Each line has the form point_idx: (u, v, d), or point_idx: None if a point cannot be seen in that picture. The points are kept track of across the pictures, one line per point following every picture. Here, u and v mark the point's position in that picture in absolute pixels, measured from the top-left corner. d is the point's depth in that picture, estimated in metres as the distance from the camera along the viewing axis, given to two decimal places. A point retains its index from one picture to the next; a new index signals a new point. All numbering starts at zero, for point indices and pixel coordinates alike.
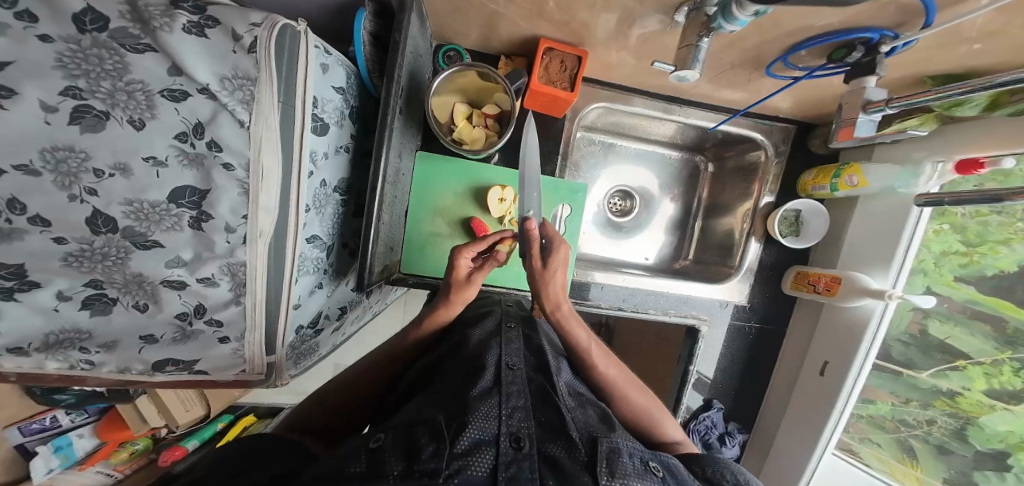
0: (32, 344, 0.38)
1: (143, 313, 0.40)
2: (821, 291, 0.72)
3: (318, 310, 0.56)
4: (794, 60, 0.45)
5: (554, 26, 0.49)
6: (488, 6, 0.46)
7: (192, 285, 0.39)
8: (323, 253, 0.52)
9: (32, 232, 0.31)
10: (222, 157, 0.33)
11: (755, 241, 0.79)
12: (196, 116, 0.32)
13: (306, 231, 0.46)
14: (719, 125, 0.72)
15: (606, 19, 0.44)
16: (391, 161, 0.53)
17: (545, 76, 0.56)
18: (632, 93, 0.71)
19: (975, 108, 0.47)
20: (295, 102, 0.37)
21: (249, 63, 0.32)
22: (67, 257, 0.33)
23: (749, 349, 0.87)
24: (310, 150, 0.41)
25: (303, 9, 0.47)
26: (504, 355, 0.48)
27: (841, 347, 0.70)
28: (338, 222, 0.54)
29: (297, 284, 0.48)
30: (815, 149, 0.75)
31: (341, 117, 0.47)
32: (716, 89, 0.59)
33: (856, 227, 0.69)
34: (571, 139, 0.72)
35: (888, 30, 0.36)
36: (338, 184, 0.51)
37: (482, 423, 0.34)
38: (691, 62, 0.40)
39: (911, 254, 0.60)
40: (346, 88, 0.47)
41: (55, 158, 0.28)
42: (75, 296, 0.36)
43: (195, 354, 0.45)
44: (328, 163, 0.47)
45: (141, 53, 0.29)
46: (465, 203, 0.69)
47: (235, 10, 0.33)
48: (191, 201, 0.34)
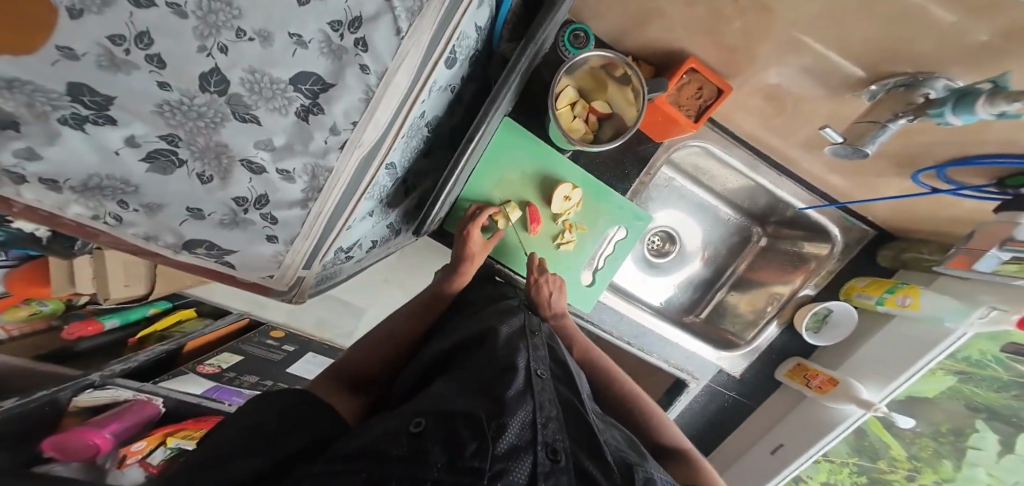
0: (70, 183, 0.30)
1: (203, 185, 0.36)
2: (813, 386, 0.75)
3: (359, 238, 0.54)
4: (951, 172, 0.45)
5: (716, 47, 0.47)
6: (658, 2, 0.43)
7: (270, 174, 0.36)
8: (389, 183, 0.50)
9: (141, 71, 0.25)
10: (362, 59, 0.31)
11: (775, 325, 0.81)
12: (359, 9, 0.29)
13: (389, 159, 0.44)
14: (810, 208, 0.72)
15: (785, 66, 0.42)
16: (490, 123, 0.51)
17: (674, 96, 0.55)
18: (736, 142, 0.70)
19: None
20: (445, 28, 0.35)
21: None
22: (162, 105, 0.28)
23: (718, 413, 0.90)
24: (434, 81, 0.40)
25: None
26: (532, 360, 0.46)
27: (803, 436, 0.77)
28: (413, 158, 0.52)
29: (360, 204, 0.46)
30: (882, 259, 0.74)
31: (465, 56, 0.45)
32: (826, 172, 0.60)
33: (876, 341, 0.72)
34: (654, 167, 0.71)
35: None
36: (431, 121, 0.49)
37: (520, 428, 0.33)
38: (868, 140, 0.43)
39: (917, 375, 0.65)
40: (481, 29, 0.44)
41: (208, 6, 0.24)
42: (144, 146, 0.30)
43: (238, 243, 0.42)
44: (435, 98, 0.44)
45: None
46: (529, 187, 0.66)
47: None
48: (310, 90, 0.32)
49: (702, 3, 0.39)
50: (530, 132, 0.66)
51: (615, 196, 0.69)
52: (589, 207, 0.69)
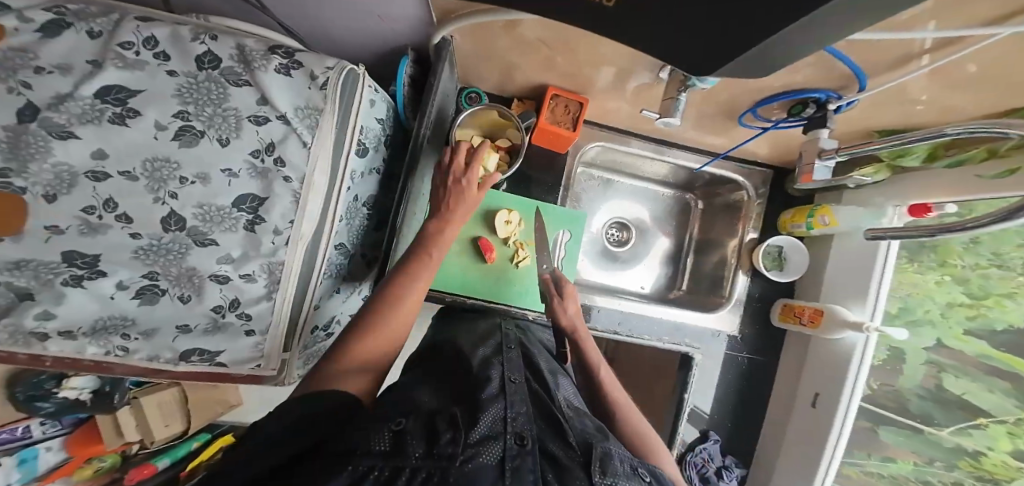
0: (81, 329, 0.40)
1: (184, 305, 0.43)
2: (806, 322, 0.74)
3: (332, 314, 0.60)
4: (762, 112, 0.54)
5: (561, 77, 0.62)
6: (507, 58, 0.59)
7: (234, 280, 0.43)
8: (345, 260, 0.57)
9: (115, 228, 0.36)
10: (283, 172, 0.40)
11: (743, 275, 0.84)
12: (270, 136, 0.38)
13: (335, 239, 0.52)
14: (704, 165, 0.82)
15: (610, 72, 0.55)
16: (415, 185, 0.59)
17: (551, 116, 0.68)
18: (628, 135, 0.83)
19: (915, 158, 0.56)
20: (347, 129, 0.44)
21: (319, 97, 0.40)
22: (138, 250, 0.38)
23: (743, 381, 0.86)
24: (352, 169, 0.48)
25: (361, 55, 0.60)
26: (506, 371, 0.50)
27: (829, 377, 0.70)
28: (361, 234, 0.60)
29: (319, 287, 0.52)
30: (791, 191, 0.83)
31: (378, 144, 0.54)
32: (700, 136, 0.72)
33: (835, 261, 0.74)
34: (572, 173, 0.81)
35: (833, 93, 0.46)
36: (367, 199, 0.57)
37: (491, 422, 0.36)
38: (673, 111, 0.52)
39: (885, 282, 0.64)
40: (385, 120, 0.55)
41: (153, 167, 0.35)
42: (132, 286, 0.39)
43: (221, 345, 0.47)
44: (362, 181, 0.53)
45: (241, 87, 0.37)
46: (475, 224, 0.74)
47: (314, 57, 0.41)
48: (250, 206, 0.40)
49: (534, 53, 0.55)
50: None
51: (551, 207, 0.77)
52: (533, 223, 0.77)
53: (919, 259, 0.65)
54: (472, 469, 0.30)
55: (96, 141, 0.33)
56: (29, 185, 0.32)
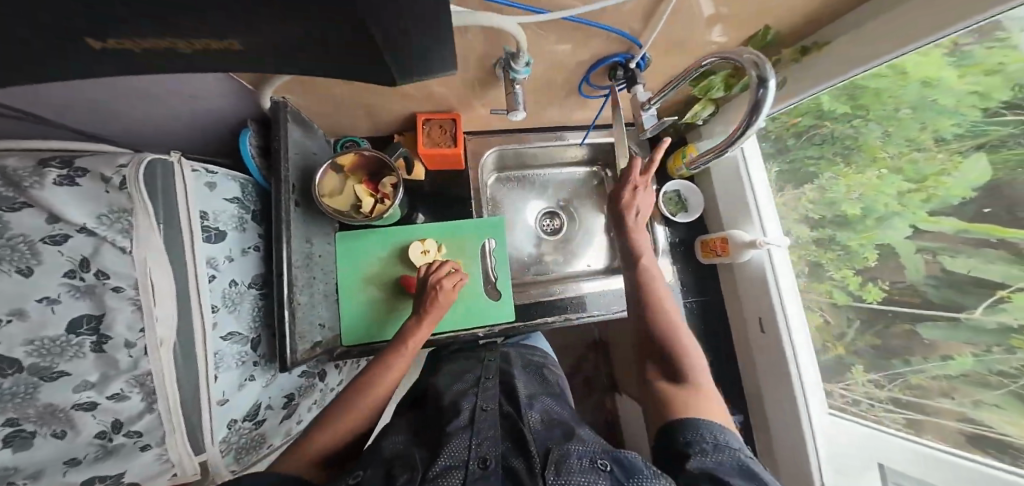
0: None
1: (62, 440, 0.37)
2: (720, 253, 0.74)
3: (254, 402, 0.55)
4: (592, 79, 0.63)
5: (422, 101, 0.63)
6: (363, 99, 0.60)
7: (103, 403, 0.38)
8: (245, 345, 0.53)
9: None
10: (110, 283, 0.38)
11: (659, 224, 0.81)
12: (79, 253, 0.37)
13: (218, 331, 0.48)
14: (583, 139, 0.86)
15: (459, 80, 0.57)
16: (305, 247, 0.55)
17: (429, 140, 0.69)
18: (518, 133, 0.85)
19: (720, 89, 0.61)
20: (177, 222, 0.44)
21: (122, 198, 0.39)
22: None
23: (703, 327, 0.81)
24: (207, 256, 0.47)
25: (210, 131, 0.59)
26: (480, 400, 0.53)
27: (760, 298, 0.70)
28: (257, 315, 0.56)
29: (216, 382, 0.48)
30: (668, 139, 0.85)
31: (239, 223, 0.54)
32: (567, 111, 0.76)
33: (722, 193, 0.78)
34: (478, 182, 0.81)
35: (628, 54, 0.57)
36: (252, 280, 0.56)
37: (452, 452, 0.43)
38: (515, 104, 0.56)
39: (761, 200, 0.71)
40: (241, 197, 0.55)
41: None
42: None
43: (121, 467, 0.41)
44: (233, 265, 0.52)
45: (18, 210, 0.35)
46: (393, 266, 0.69)
47: (104, 158, 0.40)
48: (90, 327, 0.37)
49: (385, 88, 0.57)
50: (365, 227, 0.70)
51: (466, 221, 0.75)
52: (452, 243, 0.74)
53: (853, 160, 0.60)
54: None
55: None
56: None
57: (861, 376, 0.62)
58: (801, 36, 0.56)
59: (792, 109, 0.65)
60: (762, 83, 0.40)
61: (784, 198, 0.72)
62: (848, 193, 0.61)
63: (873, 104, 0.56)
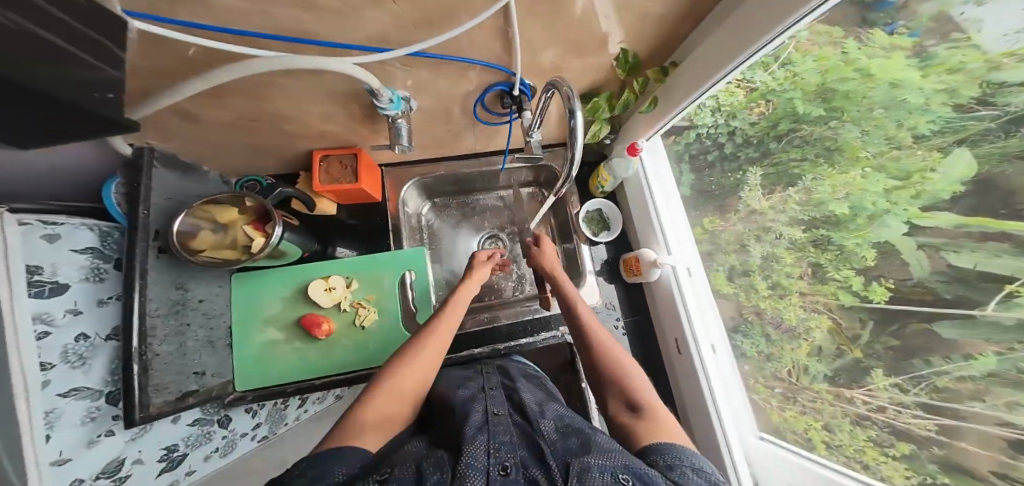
0: None
1: None
2: (634, 273, 0.77)
3: (109, 466, 0.45)
4: (489, 102, 0.64)
5: (315, 139, 0.65)
6: (250, 141, 0.62)
7: None
8: (96, 403, 0.45)
9: None
10: None
11: (584, 244, 0.81)
12: None
13: (54, 388, 0.40)
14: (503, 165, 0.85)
15: (341, 116, 0.59)
16: (164, 290, 0.51)
17: (326, 176, 0.70)
18: (436, 161, 0.85)
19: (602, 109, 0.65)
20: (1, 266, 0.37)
21: None
22: None
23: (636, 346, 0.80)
24: (35, 309, 0.40)
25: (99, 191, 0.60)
26: (489, 406, 0.52)
27: (671, 318, 0.74)
28: (115, 371, 0.49)
29: (47, 443, 0.39)
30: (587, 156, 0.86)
31: (94, 274, 0.49)
32: (474, 138, 0.77)
33: (636, 212, 0.81)
34: (396, 214, 0.82)
35: (509, 82, 0.59)
36: (110, 333, 0.49)
37: (474, 456, 0.40)
38: (398, 138, 0.59)
39: (664, 223, 0.75)
40: (97, 247, 0.50)
41: None
42: None
43: None
44: (78, 318, 0.45)
45: None
46: (296, 305, 0.70)
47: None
48: None
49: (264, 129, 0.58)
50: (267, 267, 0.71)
51: (378, 256, 0.75)
52: (362, 279, 0.73)
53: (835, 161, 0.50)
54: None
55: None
56: None
57: (882, 381, 0.46)
58: (657, 60, 0.60)
59: (770, 112, 0.58)
60: (573, 113, 0.44)
61: (772, 202, 0.60)
62: (835, 192, 0.50)
63: (848, 104, 0.47)
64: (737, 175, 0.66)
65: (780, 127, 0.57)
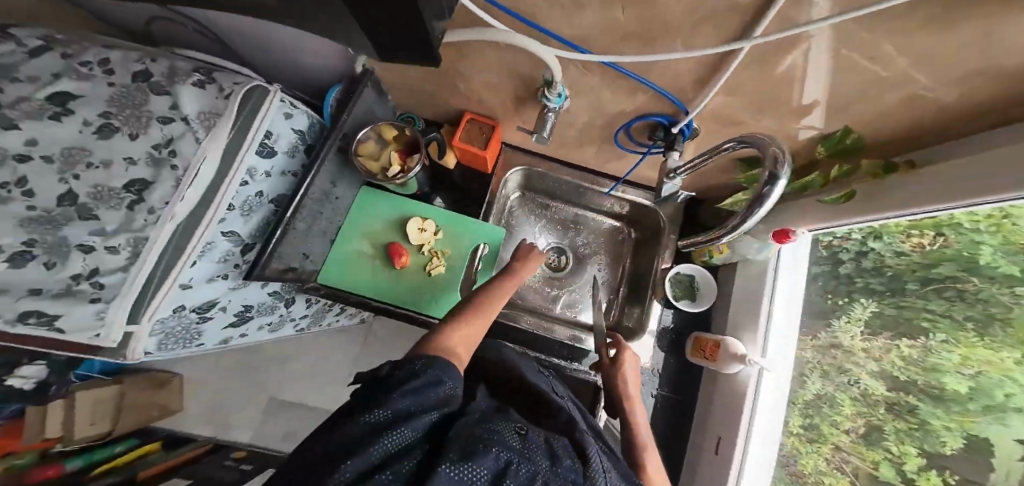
0: None
1: (47, 271, 0.45)
2: (706, 357, 0.64)
3: (214, 300, 0.58)
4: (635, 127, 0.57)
5: (470, 102, 0.73)
6: (423, 87, 0.72)
7: (98, 250, 0.46)
8: (236, 247, 0.58)
9: (12, 193, 0.46)
10: (174, 161, 0.49)
11: (658, 302, 0.76)
12: (169, 133, 0.50)
13: (224, 225, 0.54)
14: (610, 189, 0.85)
15: (505, 94, 0.66)
16: (318, 184, 0.63)
17: (465, 136, 0.76)
18: (554, 161, 0.88)
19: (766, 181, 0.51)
20: (249, 133, 0.54)
21: (219, 105, 0.52)
22: (21, 221, 0.45)
23: (665, 424, 0.72)
24: (250, 166, 0.55)
25: (309, 85, 0.80)
26: (574, 413, 0.46)
27: (727, 416, 0.60)
28: (260, 229, 0.62)
29: (190, 268, 0.51)
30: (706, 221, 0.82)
31: (292, 150, 0.63)
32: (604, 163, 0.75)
33: (736, 296, 0.68)
34: (496, 189, 0.85)
35: (673, 118, 0.52)
36: (274, 198, 0.63)
37: (592, 457, 0.34)
38: (541, 129, 0.56)
39: (773, 320, 0.59)
40: (305, 132, 0.65)
41: (70, 153, 0.48)
42: (7, 250, 0.44)
43: (55, 312, 0.43)
44: (267, 181, 0.59)
45: (158, 94, 0.51)
46: (392, 231, 0.77)
47: (227, 76, 0.55)
48: (136, 189, 0.48)
49: (439, 77, 0.67)
50: (386, 191, 0.80)
51: (470, 219, 0.80)
52: (450, 234, 0.79)
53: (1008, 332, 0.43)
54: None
55: (32, 133, 0.47)
56: None
57: None
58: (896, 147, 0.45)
59: (931, 249, 0.49)
60: (773, 179, 0.33)
61: (869, 345, 0.58)
62: (961, 365, 0.47)
63: None
64: (840, 299, 0.62)
65: (940, 270, 0.50)
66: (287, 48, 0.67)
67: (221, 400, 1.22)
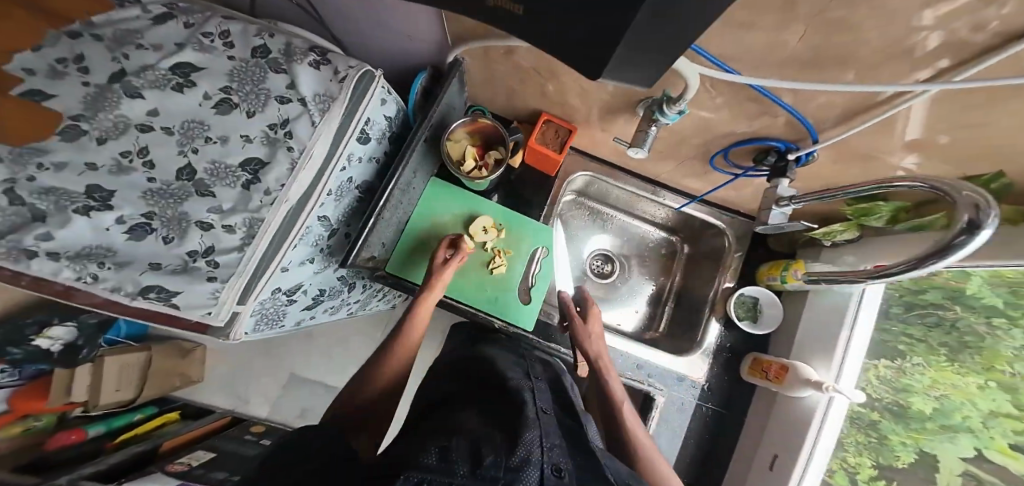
0: (68, 253, 0.48)
1: (166, 244, 0.50)
2: (770, 378, 0.68)
3: (300, 282, 0.63)
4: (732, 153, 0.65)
5: (553, 104, 0.72)
6: (507, 82, 0.71)
7: (216, 228, 0.50)
8: (326, 232, 0.61)
9: (137, 170, 0.49)
10: (290, 143, 0.50)
11: (716, 321, 0.80)
12: (286, 114, 0.50)
13: (321, 212, 0.58)
14: (683, 205, 0.87)
15: (595, 102, 0.65)
16: (405, 176, 0.65)
17: (541, 137, 0.76)
18: (617, 169, 0.88)
19: (879, 218, 0.61)
20: (355, 119, 0.54)
21: (334, 87, 0.51)
22: (146, 191, 0.50)
23: (708, 437, 0.76)
24: (352, 152, 0.57)
25: (385, 65, 0.79)
26: (538, 399, 0.46)
27: (789, 437, 0.63)
28: (348, 214, 0.65)
29: (290, 253, 0.56)
30: (776, 247, 0.85)
31: (382, 136, 0.65)
32: (681, 176, 0.80)
33: (805, 323, 0.71)
34: (558, 194, 0.85)
35: (792, 144, 0.57)
36: (361, 183, 0.65)
37: (531, 447, 0.33)
38: (641, 142, 0.56)
39: (851, 352, 0.62)
40: (393, 118, 0.67)
41: (189, 126, 0.50)
42: (128, 222, 0.50)
43: (179, 287, 0.50)
44: (360, 166, 0.62)
45: (276, 73, 0.51)
46: (458, 225, 0.77)
47: (342, 58, 0.53)
48: (252, 169, 0.50)
49: (528, 79, 0.66)
50: (454, 185, 0.80)
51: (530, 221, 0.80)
52: (513, 234, 0.80)
53: None
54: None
55: (155, 102, 0.50)
56: (91, 128, 0.49)
57: None
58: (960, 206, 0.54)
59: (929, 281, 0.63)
60: (968, 232, 0.32)
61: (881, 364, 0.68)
62: (930, 387, 0.62)
63: None
64: None
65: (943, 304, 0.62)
66: (388, 30, 0.66)
67: (244, 365, 1.11)
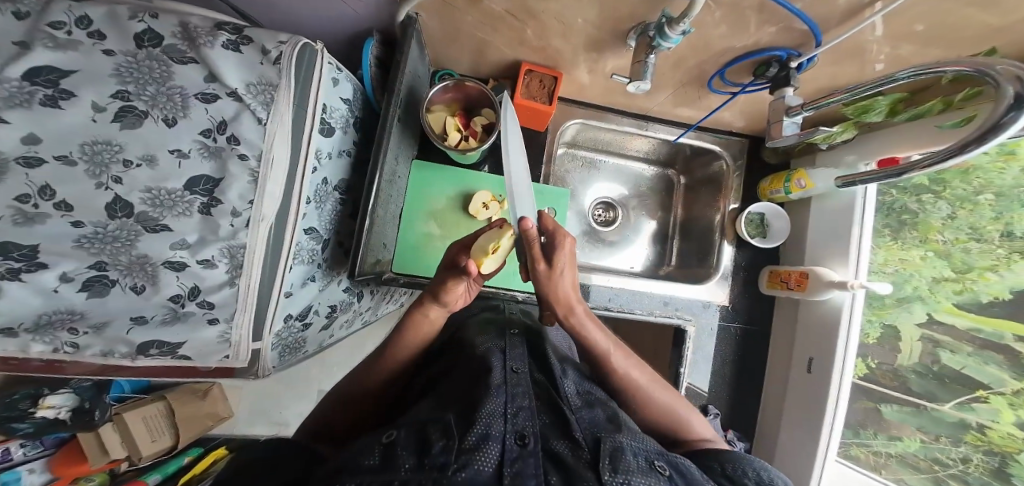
0: (24, 325, 0.38)
1: (139, 295, 0.41)
2: (793, 287, 0.71)
3: (308, 303, 0.59)
4: (727, 75, 0.62)
5: (533, 51, 0.65)
6: (477, 35, 0.63)
7: (192, 267, 0.42)
8: (318, 246, 0.56)
9: (54, 216, 0.36)
10: (238, 149, 0.41)
11: (729, 244, 0.81)
12: (220, 114, 0.41)
13: (305, 223, 0.51)
14: (679, 136, 0.84)
15: (580, 41, 0.59)
16: (387, 164, 0.59)
17: (527, 92, 0.70)
18: (606, 111, 0.83)
19: (879, 113, 0.59)
20: (308, 107, 0.46)
21: (272, 72, 0.42)
22: (81, 238, 0.37)
23: (737, 353, 0.80)
24: (317, 148, 0.50)
25: (325, 38, 0.68)
26: (509, 360, 0.47)
27: (818, 340, 0.68)
28: (334, 220, 0.60)
29: (288, 275, 0.51)
30: (769, 158, 0.84)
31: (345, 125, 0.57)
32: (675, 105, 0.76)
33: (813, 228, 0.73)
34: (552, 151, 0.83)
35: (793, 51, 0.53)
36: (338, 184, 0.59)
37: (489, 420, 0.32)
38: (642, 75, 0.53)
39: (865, 248, 0.64)
40: (351, 101, 0.58)
41: (92, 150, 0.36)
42: (76, 278, 0.38)
43: (184, 336, 0.45)
44: (330, 163, 0.55)
45: (184, 64, 0.40)
46: (456, 206, 0.72)
47: (266, 33, 0.44)
48: (204, 189, 0.40)
49: (502, 27, 0.58)
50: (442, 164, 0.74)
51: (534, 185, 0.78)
52: None
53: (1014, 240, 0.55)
54: (466, 478, 0.24)
55: (26, 126, 0.34)
56: None
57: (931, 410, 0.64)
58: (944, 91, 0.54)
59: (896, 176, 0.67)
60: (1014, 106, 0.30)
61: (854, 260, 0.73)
62: (884, 265, 0.68)
63: (953, 181, 0.61)
64: None
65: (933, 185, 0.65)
66: None
67: (268, 390, 1.04)
